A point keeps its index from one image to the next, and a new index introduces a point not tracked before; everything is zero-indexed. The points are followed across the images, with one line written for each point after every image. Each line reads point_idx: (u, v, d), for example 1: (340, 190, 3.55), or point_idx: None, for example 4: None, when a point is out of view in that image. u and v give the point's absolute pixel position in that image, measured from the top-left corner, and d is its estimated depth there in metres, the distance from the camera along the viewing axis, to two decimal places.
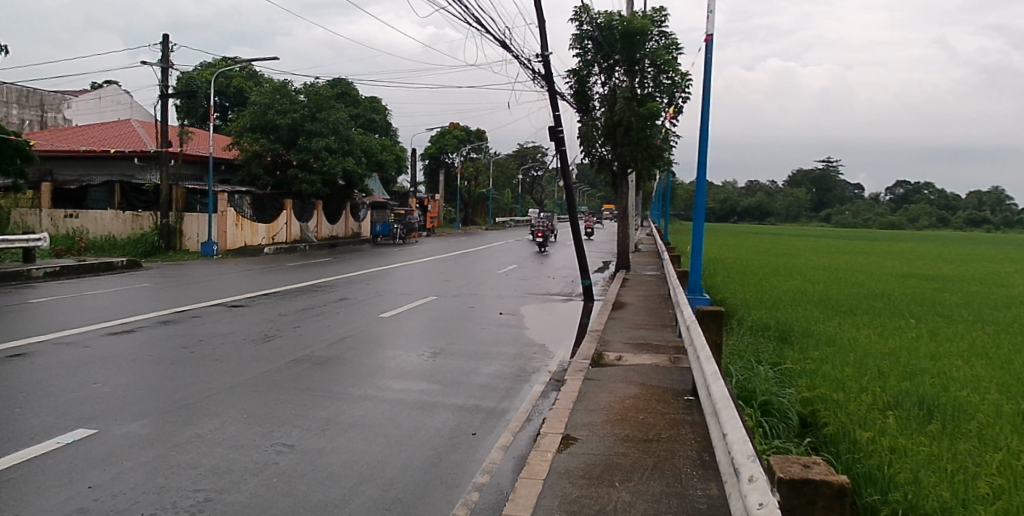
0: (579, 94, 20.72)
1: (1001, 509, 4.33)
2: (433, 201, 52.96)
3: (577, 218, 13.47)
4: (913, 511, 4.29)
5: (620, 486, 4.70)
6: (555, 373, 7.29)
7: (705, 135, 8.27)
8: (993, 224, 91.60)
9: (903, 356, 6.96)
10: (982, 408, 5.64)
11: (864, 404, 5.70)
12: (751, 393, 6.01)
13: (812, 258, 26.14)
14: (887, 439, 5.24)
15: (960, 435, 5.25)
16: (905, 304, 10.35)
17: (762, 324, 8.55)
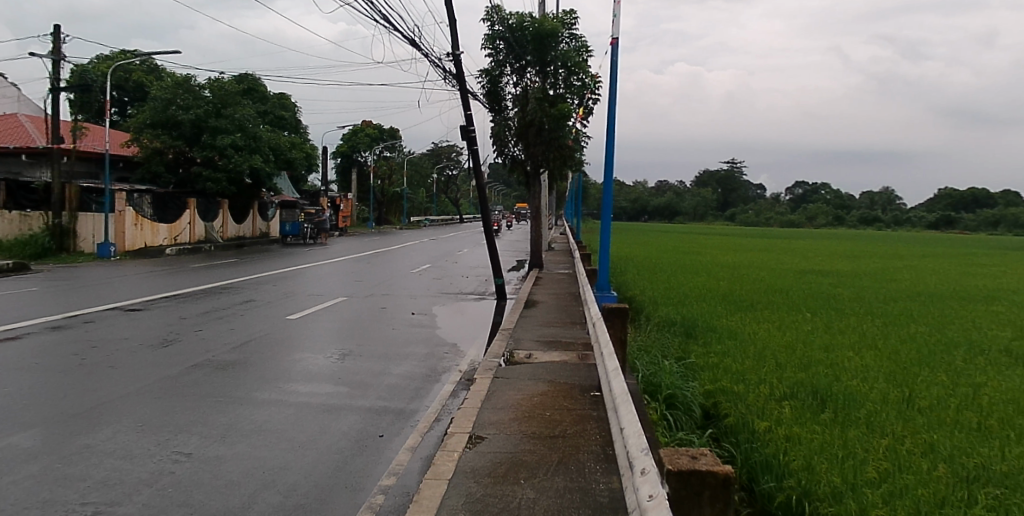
0: (491, 94, 20.76)
1: (883, 494, 4.67)
2: (346, 200, 52.13)
3: (489, 217, 13.48)
4: (805, 495, 4.64)
5: (525, 483, 4.73)
6: (465, 373, 7.27)
7: (610, 136, 8.36)
8: (884, 222, 97.07)
9: (799, 348, 7.26)
10: (870, 395, 5.95)
11: (763, 394, 5.93)
12: (656, 388, 6.15)
13: (722, 256, 27.21)
14: (783, 428, 5.49)
15: (851, 421, 5.55)
16: (801, 299, 10.78)
17: (668, 320, 8.74)
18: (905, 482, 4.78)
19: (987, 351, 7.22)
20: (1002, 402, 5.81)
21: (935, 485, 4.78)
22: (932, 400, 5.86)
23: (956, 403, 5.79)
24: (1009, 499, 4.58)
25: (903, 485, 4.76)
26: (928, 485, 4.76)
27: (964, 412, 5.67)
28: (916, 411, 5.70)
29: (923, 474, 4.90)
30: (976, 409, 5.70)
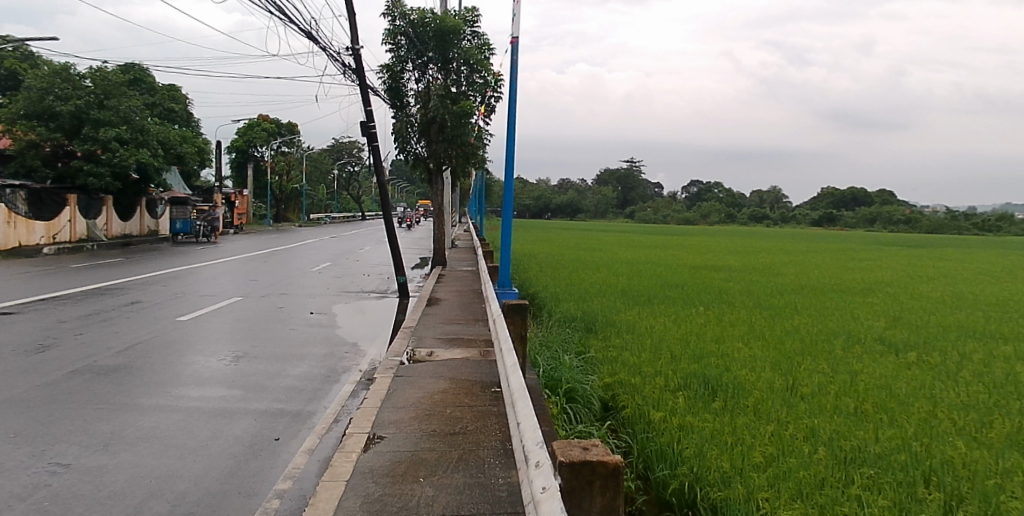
0: (392, 90, 20.20)
1: (768, 480, 4.97)
2: (241, 197, 50.16)
3: (390, 214, 13.36)
4: (696, 482, 4.94)
5: (424, 481, 4.70)
6: (365, 372, 7.18)
7: (512, 134, 8.39)
8: (772, 220, 101.52)
9: (692, 340, 7.56)
10: (757, 384, 6.26)
11: (659, 385, 6.14)
12: (556, 382, 6.25)
13: (626, 253, 28.04)
14: (677, 417, 5.73)
15: (741, 409, 5.83)
16: (694, 293, 11.22)
17: (570, 315, 8.88)
18: (787, 467, 5.10)
19: (863, 340, 7.74)
20: (875, 387, 6.23)
21: (815, 468, 5.12)
22: (813, 387, 6.23)
23: (835, 389, 6.18)
24: (880, 480, 4.95)
25: (786, 470, 5.08)
26: (810, 469, 5.09)
27: (843, 397, 6.05)
28: (798, 398, 6.03)
29: (805, 458, 5.24)
30: (853, 394, 6.09)
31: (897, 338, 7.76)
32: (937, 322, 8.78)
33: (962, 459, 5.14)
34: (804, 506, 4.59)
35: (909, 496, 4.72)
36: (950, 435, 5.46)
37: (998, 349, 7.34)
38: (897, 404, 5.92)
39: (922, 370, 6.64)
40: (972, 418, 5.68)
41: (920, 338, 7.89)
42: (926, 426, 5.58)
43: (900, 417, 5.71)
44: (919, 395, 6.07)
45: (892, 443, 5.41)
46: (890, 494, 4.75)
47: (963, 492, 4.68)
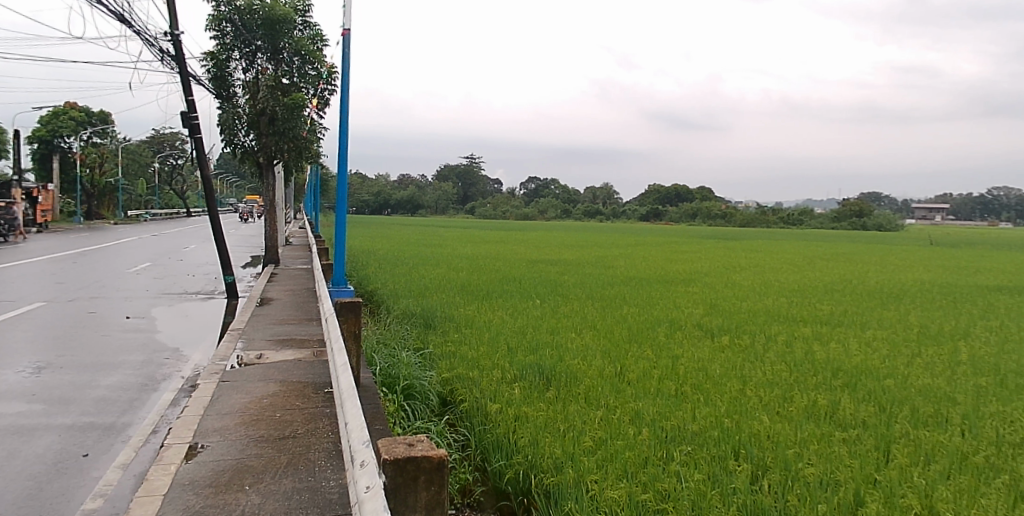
0: (216, 79, 18.30)
1: (597, 463, 5.30)
2: (42, 193, 44.78)
3: (216, 210, 12.67)
4: (530, 470, 5.25)
5: (249, 489, 4.53)
6: (188, 379, 6.81)
7: (344, 129, 8.14)
8: (603, 215, 103.91)
9: (529, 332, 7.83)
10: (588, 372, 6.61)
11: (496, 378, 6.35)
12: (393, 380, 6.28)
13: (477, 248, 28.52)
14: (513, 408, 5.97)
15: (572, 397, 6.14)
16: (529, 287, 11.61)
17: (409, 311, 8.87)
18: (615, 449, 5.47)
19: (685, 327, 8.37)
20: (694, 370, 6.75)
21: (639, 449, 5.52)
22: (640, 372, 6.65)
23: (660, 373, 6.64)
24: (696, 456, 5.42)
25: (614, 452, 5.44)
26: (635, 449, 5.48)
27: (665, 380, 6.51)
28: (625, 383, 6.43)
29: (632, 439, 5.62)
30: (674, 377, 6.57)
31: (713, 324, 8.45)
32: (746, 308, 9.66)
33: (766, 431, 5.73)
34: (629, 486, 4.95)
35: (720, 470, 5.22)
36: (756, 408, 6.04)
37: (797, 331, 8.21)
38: (713, 384, 6.46)
39: (734, 353, 7.28)
40: (775, 393, 6.31)
41: (732, 323, 8.64)
42: (737, 401, 6.15)
43: (716, 395, 6.24)
44: (731, 375, 6.65)
45: (708, 420, 5.89)
46: (705, 470, 5.23)
47: (766, 464, 5.26)
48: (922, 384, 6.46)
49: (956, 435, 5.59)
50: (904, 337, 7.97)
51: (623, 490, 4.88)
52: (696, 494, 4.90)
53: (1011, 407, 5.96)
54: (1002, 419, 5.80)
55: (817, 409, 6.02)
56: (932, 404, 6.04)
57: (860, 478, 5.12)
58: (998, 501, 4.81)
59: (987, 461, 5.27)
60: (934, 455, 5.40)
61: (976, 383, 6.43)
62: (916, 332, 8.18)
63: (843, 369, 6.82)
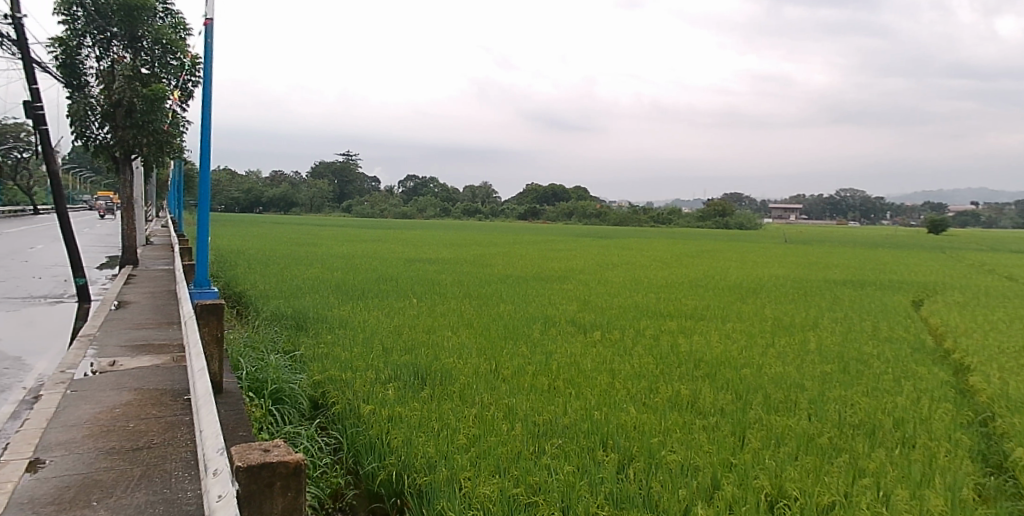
0: (65, 67, 16.22)
1: (470, 460, 5.39)
2: None
3: (66, 209, 11.82)
4: (403, 470, 5.30)
5: (97, 504, 4.29)
6: (31, 391, 6.39)
7: (206, 125, 7.82)
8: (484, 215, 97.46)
9: (405, 332, 7.87)
10: (463, 369, 6.73)
11: (369, 379, 6.41)
12: (261, 384, 6.18)
13: (363, 244, 28.07)
14: (387, 409, 6.03)
15: (446, 396, 6.22)
16: (406, 286, 11.55)
17: (280, 312, 8.69)
18: (488, 445, 5.59)
19: (559, 324, 8.59)
20: (567, 365, 6.96)
21: (512, 444, 5.64)
22: (514, 368, 6.81)
23: (533, 369, 6.81)
24: (567, 448, 5.60)
25: (487, 448, 5.54)
26: (508, 444, 5.61)
27: (538, 376, 6.70)
28: (500, 380, 6.58)
29: (504, 435, 5.74)
30: (548, 372, 6.76)
31: (586, 320, 8.74)
32: (617, 304, 10.01)
33: (634, 422, 5.98)
34: (501, 481, 5.06)
35: (589, 462, 5.43)
36: (624, 400, 6.29)
37: (664, 325, 8.62)
38: (584, 378, 6.69)
39: (604, 347, 7.56)
40: (642, 384, 6.60)
41: (604, 318, 8.96)
42: (606, 394, 6.39)
43: (586, 389, 6.45)
44: (601, 369, 6.90)
45: (578, 413, 6.08)
46: (575, 462, 5.42)
47: (631, 453, 5.52)
48: (774, 371, 6.93)
49: (802, 417, 6.03)
50: (760, 329, 8.54)
51: (495, 485, 4.99)
52: (565, 486, 5.07)
53: (851, 391, 6.51)
54: (843, 402, 6.32)
55: (680, 398, 6.34)
56: (783, 390, 6.49)
57: (717, 462, 5.46)
58: (837, 478, 5.26)
59: (830, 441, 5.74)
60: (783, 437, 5.81)
61: (823, 370, 6.98)
62: (770, 324, 8.78)
63: (705, 360, 7.22)
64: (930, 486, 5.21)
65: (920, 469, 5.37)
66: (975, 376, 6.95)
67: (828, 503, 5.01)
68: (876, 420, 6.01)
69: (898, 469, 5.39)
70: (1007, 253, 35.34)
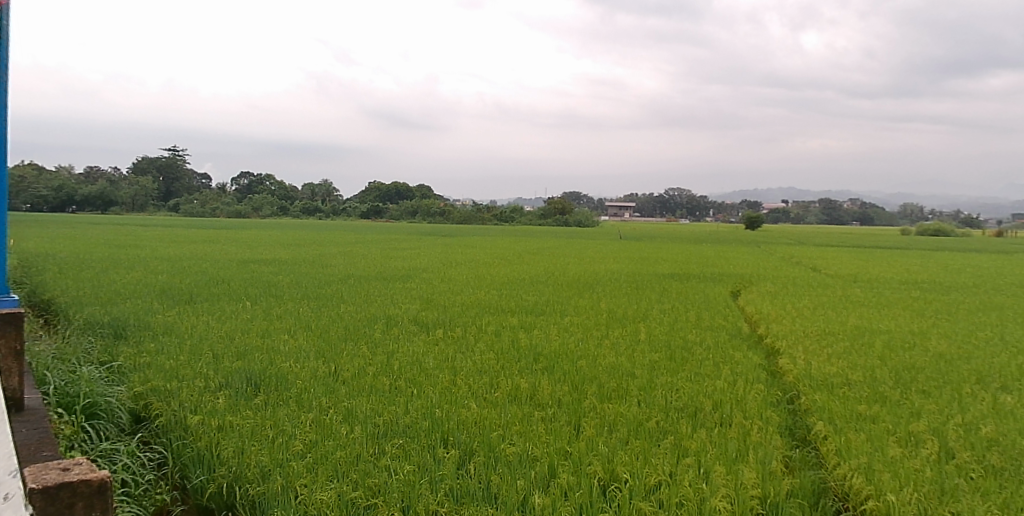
0: None
1: (306, 466, 5.23)
2: None
3: None
4: (234, 481, 5.08)
5: None
6: None
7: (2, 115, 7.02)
8: (323, 214, 86.78)
9: (238, 338, 7.57)
10: (301, 375, 6.58)
11: (196, 388, 6.14)
12: (71, 398, 5.69)
13: (203, 246, 26.30)
14: (217, 419, 5.76)
15: (281, 402, 6.05)
16: (239, 288, 11.02)
17: (96, 320, 8.05)
18: (327, 449, 5.46)
19: (401, 323, 8.56)
20: (408, 364, 6.95)
21: (351, 447, 5.53)
22: (353, 370, 6.73)
23: (373, 370, 6.75)
24: (407, 448, 5.56)
25: (325, 453, 5.40)
26: (347, 448, 5.49)
27: (379, 376, 6.64)
28: (339, 383, 6.47)
29: (343, 439, 5.61)
30: (389, 373, 6.73)
31: (428, 318, 8.78)
32: (460, 302, 10.09)
33: (474, 417, 6.04)
34: (337, 486, 4.96)
35: (429, 459, 5.43)
36: (465, 396, 6.35)
37: (506, 321, 8.81)
38: (425, 377, 6.70)
39: (446, 344, 7.63)
40: (482, 380, 6.69)
41: (446, 316, 9.04)
42: (446, 391, 6.42)
43: (428, 387, 6.46)
44: (443, 366, 6.95)
45: (419, 412, 6.06)
46: (415, 460, 5.40)
47: (472, 449, 5.57)
48: (608, 362, 7.27)
49: (633, 404, 6.36)
50: (596, 321, 8.93)
51: (332, 490, 4.89)
52: (405, 485, 5.05)
53: (676, 376, 6.95)
54: (669, 387, 6.73)
55: (520, 392, 6.49)
56: (616, 380, 6.82)
57: (554, 451, 5.64)
58: (663, 459, 5.59)
59: (657, 425, 6.08)
60: (615, 424, 6.09)
61: (651, 358, 7.42)
62: (604, 317, 9.20)
63: (544, 353, 7.47)
64: (744, 461, 5.66)
65: (736, 446, 5.82)
66: (783, 359, 7.68)
67: (655, 483, 5.32)
68: (698, 403, 6.44)
69: (717, 447, 5.80)
70: (813, 248, 38.69)
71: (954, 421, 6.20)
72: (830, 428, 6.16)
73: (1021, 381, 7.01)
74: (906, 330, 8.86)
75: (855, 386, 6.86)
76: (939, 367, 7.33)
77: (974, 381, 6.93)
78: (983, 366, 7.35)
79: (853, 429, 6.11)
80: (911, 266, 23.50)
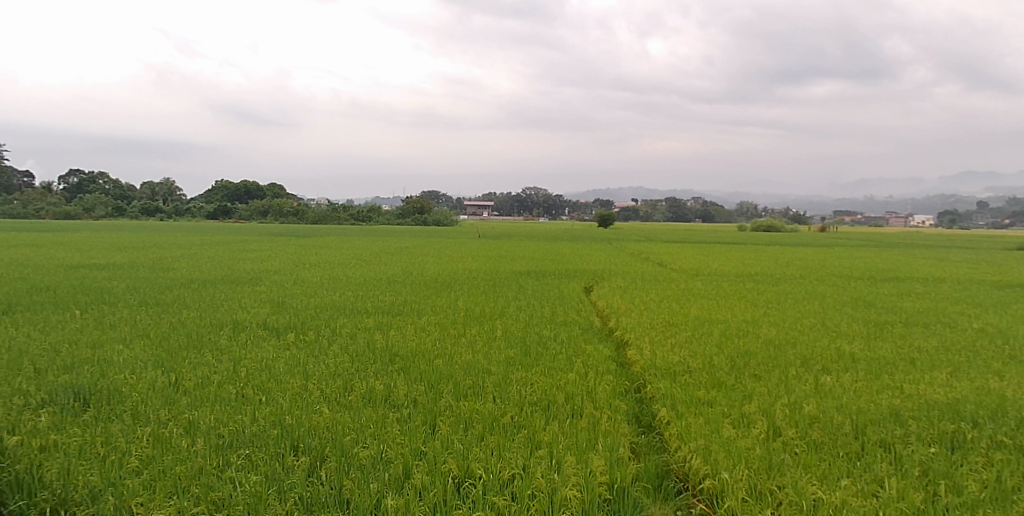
0: None
1: (143, 483, 4.96)
2: None
3: None
4: (58, 505, 4.74)
5: None
6: None
7: None
8: (166, 212, 77.99)
9: (66, 350, 7.04)
10: (138, 387, 6.23)
11: (15, 408, 5.66)
12: None
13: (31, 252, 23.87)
14: (38, 439, 5.34)
15: (114, 417, 5.70)
16: (66, 296, 10.18)
17: None
18: (166, 463, 5.19)
19: (250, 329, 8.28)
20: (257, 371, 6.76)
21: (193, 460, 5.28)
22: (197, 380, 6.46)
23: (218, 379, 6.50)
24: (255, 457, 5.37)
25: (163, 468, 5.13)
26: (187, 462, 5.22)
27: (225, 385, 6.40)
28: (180, 394, 6.19)
29: (184, 452, 5.34)
30: (236, 380, 6.51)
31: (280, 322, 8.56)
32: (313, 304, 9.90)
33: (327, 421, 5.93)
34: (176, 502, 4.75)
35: (278, 467, 5.27)
36: (317, 401, 6.24)
37: (362, 322, 8.74)
38: (275, 383, 6.53)
39: (298, 349, 7.47)
40: (336, 384, 6.60)
41: (299, 319, 8.85)
42: (298, 397, 6.28)
43: (278, 393, 6.31)
44: (294, 371, 6.81)
45: (267, 419, 5.89)
46: (263, 469, 5.23)
47: (323, 454, 5.46)
48: (465, 359, 7.39)
49: (487, 400, 6.48)
50: (453, 320, 9.03)
51: (170, 508, 4.68)
52: (251, 497, 4.90)
53: (530, 371, 7.17)
54: (523, 382, 6.93)
55: (375, 394, 6.46)
56: (472, 377, 6.93)
57: (409, 451, 5.61)
58: (517, 452, 5.71)
59: (512, 419, 6.23)
60: (471, 420, 6.18)
61: (507, 355, 7.61)
62: (462, 315, 9.33)
63: (400, 354, 7.48)
64: (595, 450, 5.88)
65: (587, 436, 6.05)
66: (631, 350, 8.11)
67: (509, 477, 5.43)
68: (551, 396, 6.66)
69: (569, 438, 6.00)
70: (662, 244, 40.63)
71: (781, 401, 6.77)
72: (673, 414, 6.55)
73: (837, 362, 7.80)
74: (741, 319, 9.59)
75: (695, 373, 7.36)
76: (768, 352, 8.02)
77: (798, 364, 7.64)
78: (806, 350, 8.12)
79: (693, 413, 6.54)
80: (752, 260, 25.48)
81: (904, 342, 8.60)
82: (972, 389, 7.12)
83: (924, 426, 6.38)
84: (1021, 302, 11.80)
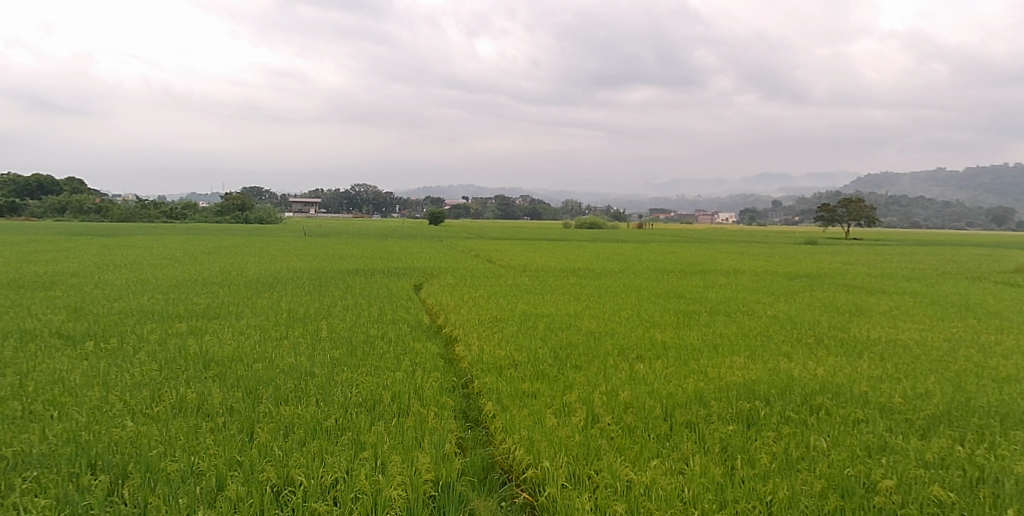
0: None
1: None
2: None
3: None
4: None
5: None
6: None
7: None
8: None
9: None
10: None
11: None
12: None
13: None
14: None
15: None
16: None
17: None
18: None
19: (41, 338, 7.66)
20: (48, 385, 6.28)
21: None
22: None
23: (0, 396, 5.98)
24: (44, 480, 4.95)
25: None
26: None
27: (8, 403, 5.90)
28: None
29: None
30: (22, 397, 6.01)
31: (77, 330, 7.99)
32: (116, 309, 9.27)
33: (132, 435, 5.60)
34: None
35: (71, 489, 4.90)
36: (119, 414, 5.88)
37: (174, 328, 8.33)
38: (72, 398, 6.09)
39: (99, 359, 7.04)
40: (143, 395, 6.27)
41: (99, 325, 8.28)
42: (97, 411, 5.90)
43: (73, 408, 5.90)
44: (93, 384, 6.39)
45: (61, 436, 5.48)
46: (53, 492, 4.85)
47: (126, 470, 5.15)
48: (287, 363, 7.26)
49: (310, 404, 6.40)
50: (274, 322, 8.83)
51: None
52: None
53: (355, 372, 7.19)
54: (349, 383, 6.93)
55: (186, 403, 6.21)
56: (294, 381, 6.81)
57: (224, 462, 5.40)
58: (341, 454, 5.67)
59: (336, 421, 6.20)
60: (292, 425, 6.08)
61: (332, 356, 7.58)
62: (283, 316, 9.13)
63: (216, 360, 7.23)
64: (421, 448, 5.96)
65: (412, 434, 6.13)
66: (458, 347, 8.36)
67: (331, 480, 5.37)
68: (377, 396, 6.71)
69: (394, 437, 6.04)
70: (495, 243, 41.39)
71: (600, 390, 7.24)
72: (498, 407, 6.81)
73: (649, 351, 8.48)
74: (564, 312, 10.12)
75: (520, 367, 7.70)
76: (589, 343, 8.55)
77: (616, 354, 8.21)
78: (623, 340, 8.76)
79: (517, 406, 6.82)
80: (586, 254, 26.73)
81: (709, 329, 9.48)
82: (766, 370, 8.00)
83: (725, 406, 7.07)
84: (808, 291, 13.36)
